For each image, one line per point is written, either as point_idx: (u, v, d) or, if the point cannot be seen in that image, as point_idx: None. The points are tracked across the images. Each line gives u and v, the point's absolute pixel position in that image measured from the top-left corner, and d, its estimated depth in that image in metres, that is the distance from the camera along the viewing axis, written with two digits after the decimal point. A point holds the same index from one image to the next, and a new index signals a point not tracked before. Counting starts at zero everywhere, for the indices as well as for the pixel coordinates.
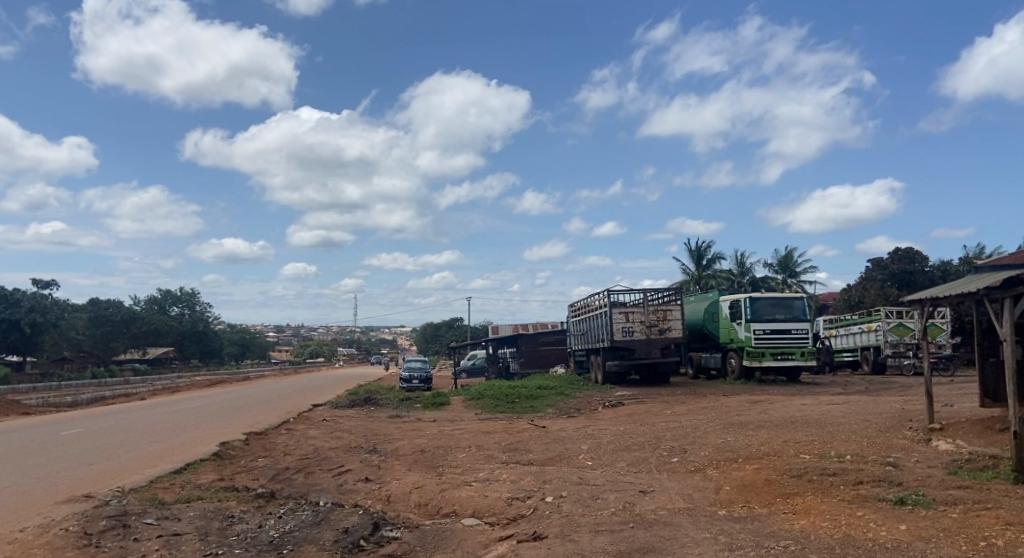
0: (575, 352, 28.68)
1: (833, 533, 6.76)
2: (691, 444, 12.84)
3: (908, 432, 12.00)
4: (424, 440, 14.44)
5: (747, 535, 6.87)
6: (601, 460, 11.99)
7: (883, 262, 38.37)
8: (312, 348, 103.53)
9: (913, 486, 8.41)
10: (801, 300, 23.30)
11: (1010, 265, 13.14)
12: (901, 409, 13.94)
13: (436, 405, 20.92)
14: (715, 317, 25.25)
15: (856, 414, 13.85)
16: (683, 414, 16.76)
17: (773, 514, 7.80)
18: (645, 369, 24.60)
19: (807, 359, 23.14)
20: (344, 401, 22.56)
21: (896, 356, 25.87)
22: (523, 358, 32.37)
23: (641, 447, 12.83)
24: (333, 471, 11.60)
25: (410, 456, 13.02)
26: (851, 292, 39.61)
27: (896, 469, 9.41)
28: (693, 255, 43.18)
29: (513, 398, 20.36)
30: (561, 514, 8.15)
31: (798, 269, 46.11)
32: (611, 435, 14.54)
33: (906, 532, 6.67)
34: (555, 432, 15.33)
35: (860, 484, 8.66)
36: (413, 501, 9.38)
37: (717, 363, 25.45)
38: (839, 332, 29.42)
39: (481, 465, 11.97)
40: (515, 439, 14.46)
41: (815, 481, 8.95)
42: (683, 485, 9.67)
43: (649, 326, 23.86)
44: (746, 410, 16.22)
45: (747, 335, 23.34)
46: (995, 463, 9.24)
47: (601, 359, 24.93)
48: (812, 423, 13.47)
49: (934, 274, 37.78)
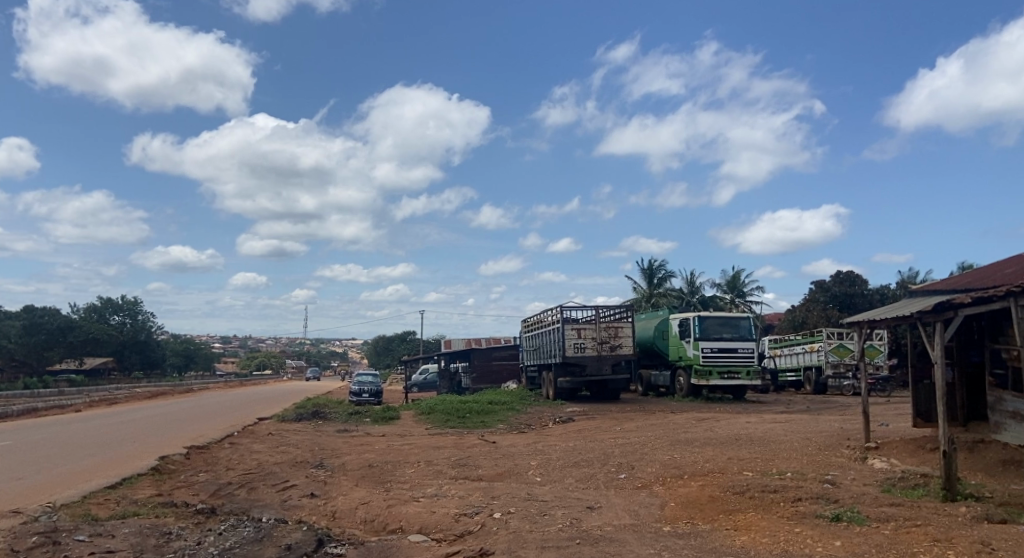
0: (526, 367, 28.85)
1: (772, 549, 6.96)
2: (638, 460, 13.04)
3: (845, 450, 12.42)
4: (372, 455, 14.31)
5: (690, 550, 7.03)
6: (550, 476, 12.05)
7: (826, 284, 39.74)
8: (259, 360, 101.03)
9: (848, 503, 8.71)
10: (747, 320, 23.92)
11: (942, 290, 13.71)
12: (838, 428, 14.40)
13: (386, 419, 20.71)
14: (665, 334, 25.67)
15: (795, 432, 14.27)
16: (632, 430, 16.99)
17: (715, 530, 7.99)
18: (595, 385, 25.03)
19: (751, 379, 23.75)
20: (291, 414, 22.08)
21: (836, 377, 26.89)
22: (475, 373, 32.10)
23: (589, 464, 12.95)
24: (277, 487, 11.36)
25: (358, 471, 12.88)
26: (795, 313, 40.84)
27: (832, 486, 9.73)
28: (645, 273, 44.11)
29: (464, 413, 20.29)
30: (509, 530, 8.18)
31: (744, 289, 47.32)
32: (560, 451, 14.64)
33: (842, 548, 6.89)
34: (505, 448, 15.34)
35: (798, 501, 8.93)
36: (359, 517, 9.28)
37: (666, 381, 25.86)
38: (782, 352, 30.23)
39: (429, 480, 11.89)
40: (465, 455, 14.43)
41: (756, 498, 9.19)
42: (630, 502, 9.79)
43: (601, 343, 24.09)
44: (693, 427, 16.52)
45: (695, 353, 23.78)
46: (926, 482, 9.64)
47: (553, 375, 25.06)
48: (755, 441, 13.82)
49: (873, 298, 39.18)
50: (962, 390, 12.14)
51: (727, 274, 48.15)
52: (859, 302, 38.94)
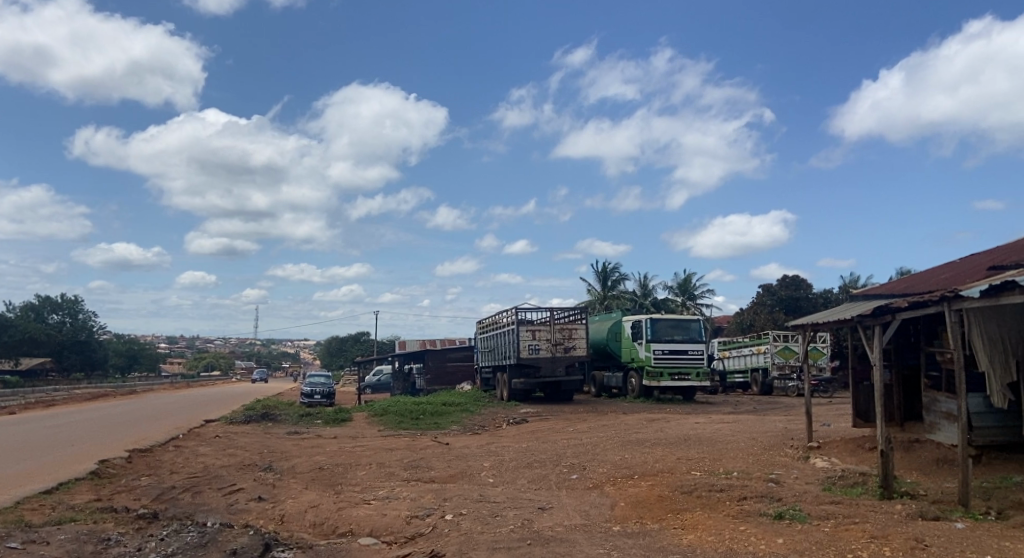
0: (481, 369, 28.83)
1: (717, 547, 7.14)
2: (590, 461, 13.19)
3: (789, 449, 12.80)
4: (323, 457, 14.12)
5: (638, 549, 7.17)
6: (503, 477, 12.09)
7: (772, 288, 40.82)
8: (208, 361, 98.54)
9: (791, 501, 8.98)
10: (698, 322, 24.37)
11: (881, 294, 14.21)
12: (783, 428, 14.84)
13: (338, 421, 20.46)
14: (618, 336, 25.99)
15: (742, 432, 14.65)
16: (584, 431, 17.16)
17: (663, 529, 8.16)
18: (549, 387, 25.20)
19: (700, 380, 24.25)
20: (238, 416, 21.64)
21: (781, 378, 27.67)
22: (429, 374, 31.90)
23: (542, 464, 13.05)
24: (224, 491, 11.14)
25: (308, 473, 12.70)
26: (743, 316, 41.83)
27: (776, 485, 10.03)
28: (599, 276, 44.62)
29: (418, 414, 20.19)
30: (460, 531, 8.19)
31: (695, 292, 48.26)
32: (513, 452, 14.70)
33: (784, 545, 7.11)
34: (458, 449, 15.33)
35: (744, 500, 9.16)
36: (308, 520, 9.16)
37: (618, 382, 26.17)
38: (730, 354, 30.91)
39: (380, 483, 11.81)
40: (418, 456, 14.36)
41: (703, 497, 9.40)
42: (580, 502, 9.92)
43: (555, 344, 24.30)
44: (644, 428, 16.79)
45: (646, 355, 24.15)
46: (865, 480, 10.01)
47: (507, 377, 25.11)
48: (703, 441, 14.13)
49: (817, 301, 40.41)
50: (898, 391, 12.63)
51: (678, 277, 49.04)
52: (803, 305, 40.10)
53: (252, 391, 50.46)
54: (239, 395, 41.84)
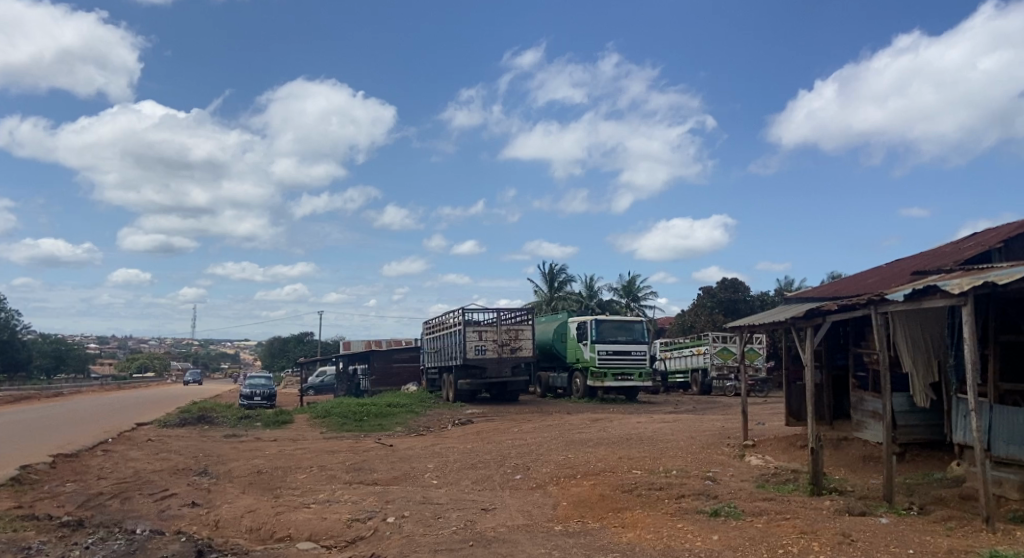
0: (427, 369, 28.67)
1: (655, 545, 7.28)
2: (533, 461, 13.26)
3: (725, 448, 13.14)
4: (262, 460, 13.79)
5: (578, 548, 7.24)
6: (447, 478, 12.05)
7: (712, 290, 41.84)
8: (141, 362, 94.89)
9: (727, 498, 9.23)
10: (641, 324, 24.79)
11: (814, 297, 14.73)
12: (721, 427, 15.22)
13: (278, 423, 20.02)
14: (563, 336, 26.22)
15: (682, 431, 14.98)
16: (529, 431, 17.23)
17: (604, 527, 8.27)
18: (495, 387, 25.21)
19: (643, 380, 24.67)
20: (173, 419, 20.91)
21: (720, 378, 28.42)
22: (375, 375, 31.50)
23: (485, 465, 13.05)
24: (156, 496, 10.76)
25: (246, 477, 12.39)
26: (684, 317, 42.74)
27: (713, 483, 10.29)
28: (546, 277, 44.91)
29: (361, 416, 19.92)
30: (401, 534, 8.12)
31: (638, 294, 49.05)
32: (457, 453, 14.65)
33: (719, 542, 7.30)
34: (402, 451, 15.20)
35: (682, 498, 9.36)
36: (245, 525, 8.94)
37: (563, 383, 26.40)
38: (672, 354, 31.54)
39: (321, 486, 11.61)
40: (360, 458, 14.18)
41: (643, 495, 9.58)
42: (523, 502, 9.97)
43: (501, 345, 24.34)
44: (587, 428, 16.95)
45: (591, 356, 24.43)
46: (796, 477, 10.37)
47: (453, 378, 25.01)
48: (644, 440, 14.38)
49: (754, 303, 41.63)
50: (829, 391, 13.12)
51: (623, 279, 49.76)
52: (741, 307, 41.24)
53: (185, 391, 53.74)
54: (178, 395, 43.93)
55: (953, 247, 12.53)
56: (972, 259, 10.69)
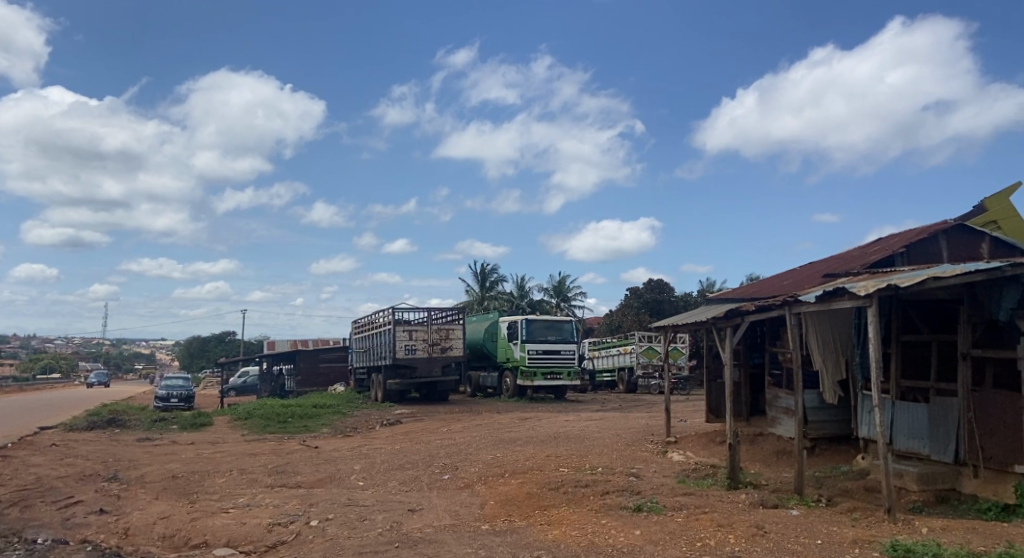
0: (355, 369, 28.19)
1: (579, 541, 7.39)
2: (462, 460, 13.23)
3: (649, 444, 13.47)
4: (177, 465, 13.21)
5: (504, 547, 7.26)
6: (373, 480, 11.87)
7: (639, 290, 42.81)
8: (46, 362, 89.56)
9: (649, 494, 9.45)
10: (570, 323, 25.08)
11: (734, 298, 15.26)
12: (645, 424, 15.60)
13: (196, 426, 19.26)
14: (494, 336, 26.27)
15: (608, 429, 15.26)
16: (458, 431, 17.18)
17: (530, 525, 8.33)
18: (425, 387, 25.02)
19: (572, 379, 25.00)
20: (81, 422, 19.79)
21: (645, 377, 29.14)
22: (300, 375, 30.75)
23: (413, 466, 12.92)
24: (59, 504, 10.14)
25: (159, 482, 11.85)
26: (612, 317, 43.58)
27: (636, 479, 10.51)
28: (477, 276, 44.92)
29: (285, 417, 19.40)
30: (325, 537, 7.94)
31: (568, 294, 49.69)
32: (384, 454, 14.46)
33: (640, 536, 7.46)
34: (327, 452, 14.87)
35: (607, 494, 9.52)
36: (157, 532, 8.54)
37: (493, 382, 26.49)
38: (600, 353, 32.10)
39: (241, 490, 11.22)
40: (284, 461, 13.80)
41: (569, 492, 9.70)
42: (451, 502, 9.93)
43: (432, 345, 24.17)
44: (516, 427, 17.05)
45: (521, 355, 24.57)
46: (714, 472, 10.72)
47: (382, 377, 24.67)
48: (572, 438, 14.58)
49: (679, 304, 42.84)
50: (746, 388, 13.63)
51: (553, 280, 50.30)
52: (667, 307, 42.38)
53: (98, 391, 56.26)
54: (100, 395, 46.04)
55: (860, 252, 13.21)
56: (878, 262, 11.29)
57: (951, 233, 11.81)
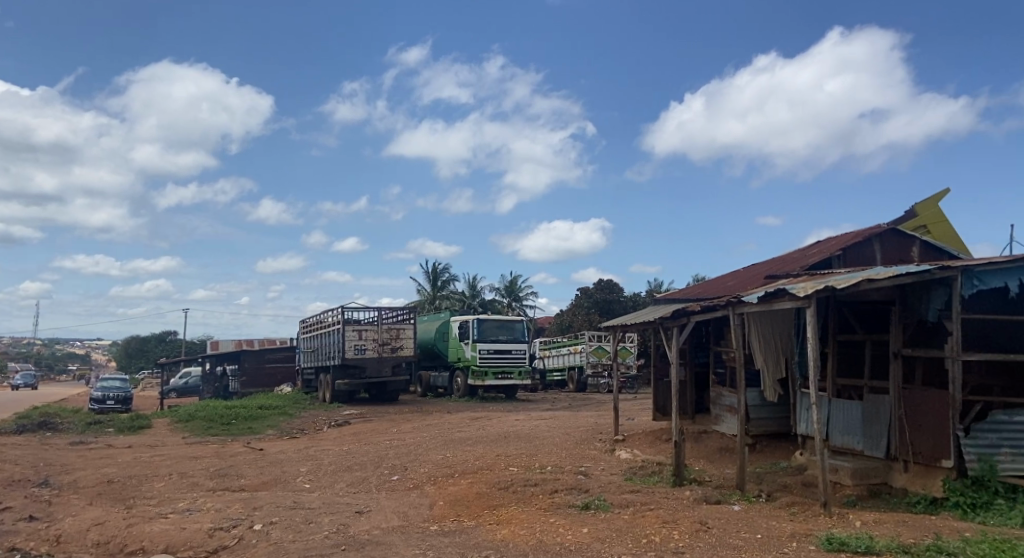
0: (303, 369, 27.68)
1: (527, 540, 7.40)
2: (411, 461, 13.11)
3: (597, 443, 13.61)
4: (113, 469, 12.72)
5: (452, 548, 7.23)
6: (320, 482, 11.67)
7: (589, 290, 43.24)
8: None
9: (597, 492, 9.55)
10: (522, 323, 25.14)
11: (681, 298, 15.54)
12: (594, 423, 15.76)
13: (134, 428, 18.59)
14: (445, 335, 26.14)
15: (557, 428, 15.36)
16: (407, 432, 17.04)
17: (479, 525, 8.32)
18: (375, 387, 24.73)
19: (523, 379, 25.08)
20: (9, 426, 18.86)
21: (595, 376, 29.46)
22: (245, 376, 30.00)
23: (361, 467, 12.76)
24: None
25: (94, 488, 11.39)
26: (563, 317, 43.91)
27: (585, 477, 10.61)
28: (429, 275, 44.65)
29: (228, 419, 18.90)
30: (269, 541, 7.76)
31: (520, 294, 49.84)
32: (332, 455, 14.24)
33: (587, 534, 7.53)
34: (272, 455, 14.55)
35: (555, 493, 9.58)
36: (91, 539, 8.21)
37: (444, 382, 26.38)
38: (550, 353, 32.29)
39: (181, 494, 10.88)
40: (227, 464, 13.44)
41: (518, 492, 9.72)
42: (399, 503, 9.83)
43: (382, 345, 23.91)
44: (466, 427, 17.01)
45: (472, 355, 24.52)
46: (660, 469, 10.90)
47: (330, 378, 24.27)
48: (522, 437, 14.62)
49: (628, 304, 43.43)
50: (691, 387, 13.90)
51: (505, 279, 50.37)
52: (616, 307, 42.93)
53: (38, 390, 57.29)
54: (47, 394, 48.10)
55: (800, 254, 13.62)
56: (816, 264, 11.66)
57: (884, 236, 12.29)
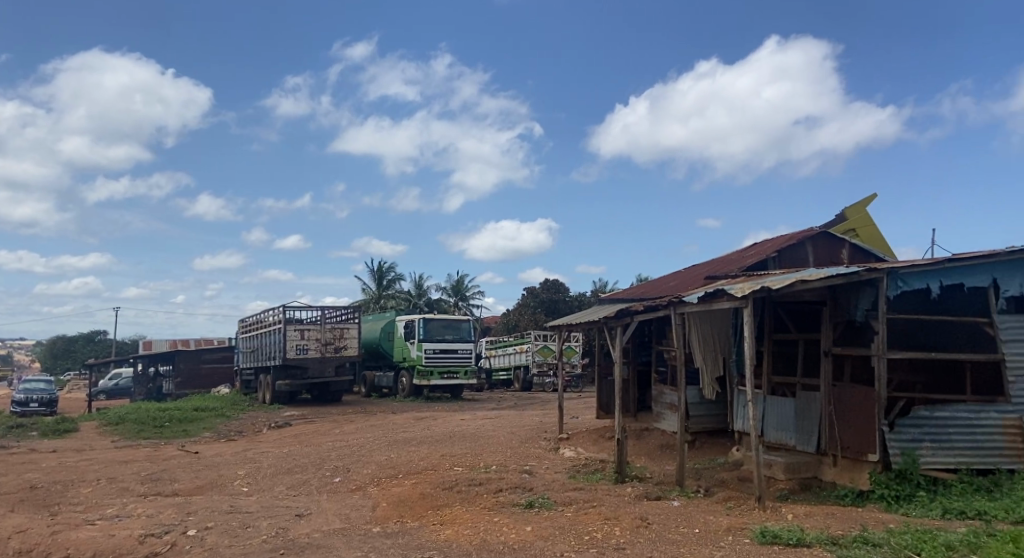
0: (242, 370, 26.96)
1: (471, 540, 7.39)
2: (354, 463, 12.92)
3: (542, 441, 13.69)
4: (36, 474, 12.12)
5: (395, 549, 7.15)
6: (259, 485, 11.38)
7: (536, 290, 43.49)
8: None
9: (541, 490, 9.61)
10: (468, 323, 25.08)
11: (624, 298, 15.77)
12: (539, 422, 15.85)
13: (60, 432, 17.76)
14: (390, 335, 25.87)
15: (502, 427, 15.39)
16: (350, 433, 16.78)
17: (422, 526, 8.26)
18: (317, 387, 24.30)
19: (469, 378, 25.04)
20: None
21: (540, 375, 29.64)
22: (179, 377, 28.97)
23: (302, 469, 12.51)
24: None
25: (15, 494, 10.83)
26: (509, 317, 44.03)
27: (529, 476, 10.65)
28: (374, 274, 44.13)
29: (162, 422, 18.25)
30: (203, 547, 7.52)
31: (466, 293, 49.73)
32: (272, 457, 13.92)
33: (530, 532, 7.57)
34: (209, 458, 14.12)
35: (499, 492, 9.59)
36: (11, 548, 7.80)
37: (389, 382, 26.11)
38: (496, 352, 32.34)
39: (110, 499, 10.45)
40: (160, 468, 12.97)
41: (463, 491, 9.69)
42: (341, 505, 9.68)
43: (325, 345, 23.50)
44: (411, 427, 16.88)
45: (418, 354, 24.35)
46: (603, 467, 11.04)
47: (271, 378, 23.73)
48: (467, 437, 14.58)
49: (574, 304, 43.86)
50: (634, 385, 14.13)
51: (452, 279, 50.19)
52: (562, 307, 43.30)
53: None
54: None
55: (738, 256, 14.01)
56: (753, 265, 12.01)
57: (816, 239, 12.75)
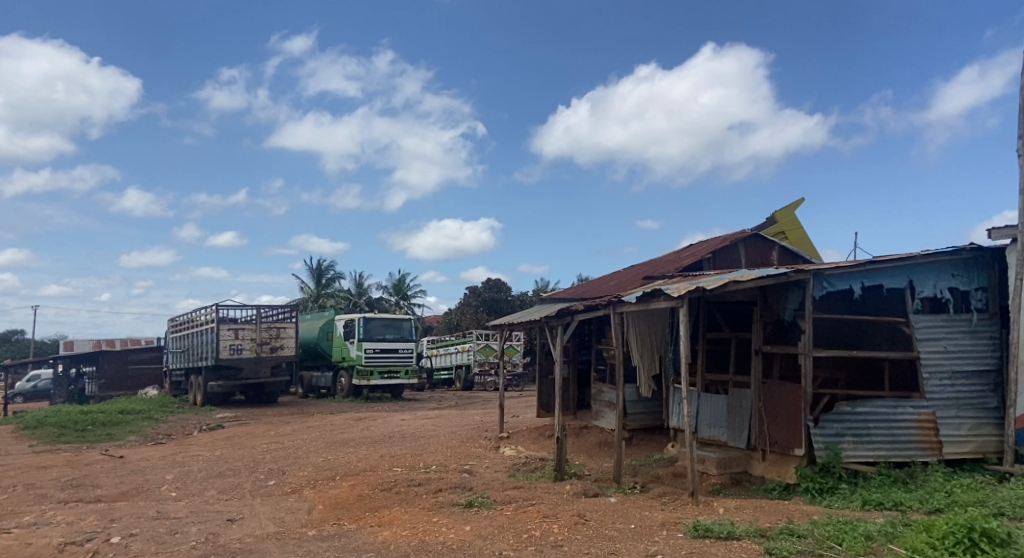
0: (172, 371, 26.00)
1: (409, 541, 7.32)
2: (289, 465, 12.63)
3: (482, 441, 13.68)
4: None
5: (331, 552, 7.03)
6: (189, 489, 10.99)
7: (477, 290, 43.45)
8: None
9: (480, 489, 9.60)
10: (409, 322, 24.85)
11: (564, 298, 15.92)
12: (479, 421, 15.84)
13: None
14: (329, 335, 25.38)
15: (442, 427, 15.31)
16: (286, 434, 16.39)
17: (360, 528, 8.14)
18: (251, 388, 23.66)
19: (409, 378, 24.84)
20: None
21: (481, 374, 29.62)
22: (104, 379, 27.61)
23: (235, 472, 12.15)
24: None
25: None
26: (451, 316, 43.85)
27: (469, 475, 10.64)
28: (313, 272, 43.24)
29: (84, 425, 17.42)
30: (128, 555, 7.21)
31: (408, 292, 49.28)
32: (202, 461, 13.46)
33: (469, 532, 7.56)
34: (135, 462, 13.55)
35: (439, 492, 9.54)
36: None
37: (327, 383, 25.65)
38: (438, 352, 32.17)
39: (26, 507, 9.90)
40: (81, 473, 12.37)
41: (402, 492, 9.59)
42: (275, 509, 9.44)
43: (260, 344, 22.90)
44: (349, 428, 16.60)
45: (357, 354, 23.99)
46: (542, 465, 11.12)
47: (203, 379, 22.97)
48: (406, 437, 14.44)
49: (516, 303, 44.01)
50: (574, 384, 14.28)
51: (393, 277, 49.65)
52: (504, 307, 43.40)
53: None
54: None
55: (674, 257, 14.33)
56: (688, 266, 12.31)
57: (748, 242, 13.17)
